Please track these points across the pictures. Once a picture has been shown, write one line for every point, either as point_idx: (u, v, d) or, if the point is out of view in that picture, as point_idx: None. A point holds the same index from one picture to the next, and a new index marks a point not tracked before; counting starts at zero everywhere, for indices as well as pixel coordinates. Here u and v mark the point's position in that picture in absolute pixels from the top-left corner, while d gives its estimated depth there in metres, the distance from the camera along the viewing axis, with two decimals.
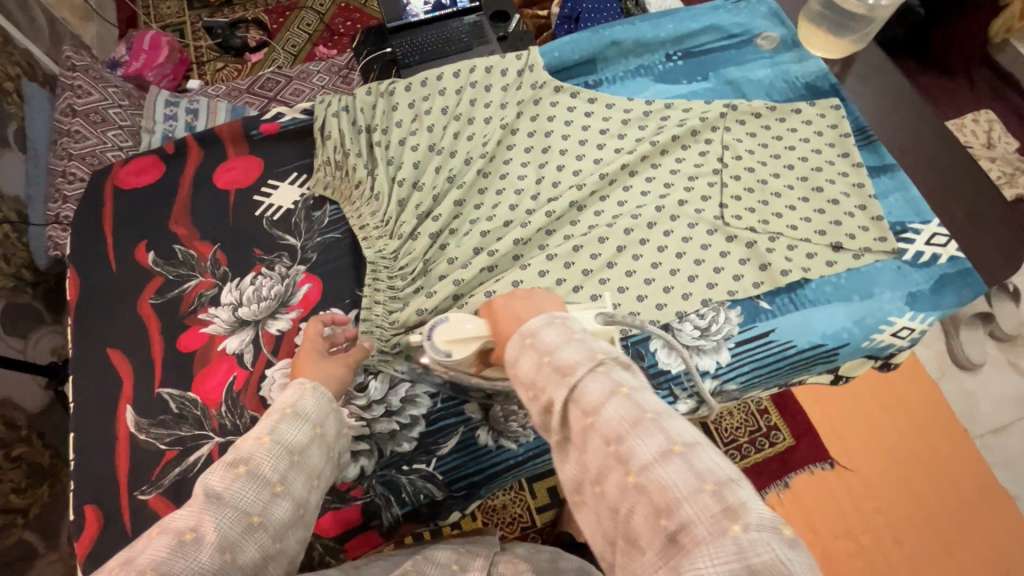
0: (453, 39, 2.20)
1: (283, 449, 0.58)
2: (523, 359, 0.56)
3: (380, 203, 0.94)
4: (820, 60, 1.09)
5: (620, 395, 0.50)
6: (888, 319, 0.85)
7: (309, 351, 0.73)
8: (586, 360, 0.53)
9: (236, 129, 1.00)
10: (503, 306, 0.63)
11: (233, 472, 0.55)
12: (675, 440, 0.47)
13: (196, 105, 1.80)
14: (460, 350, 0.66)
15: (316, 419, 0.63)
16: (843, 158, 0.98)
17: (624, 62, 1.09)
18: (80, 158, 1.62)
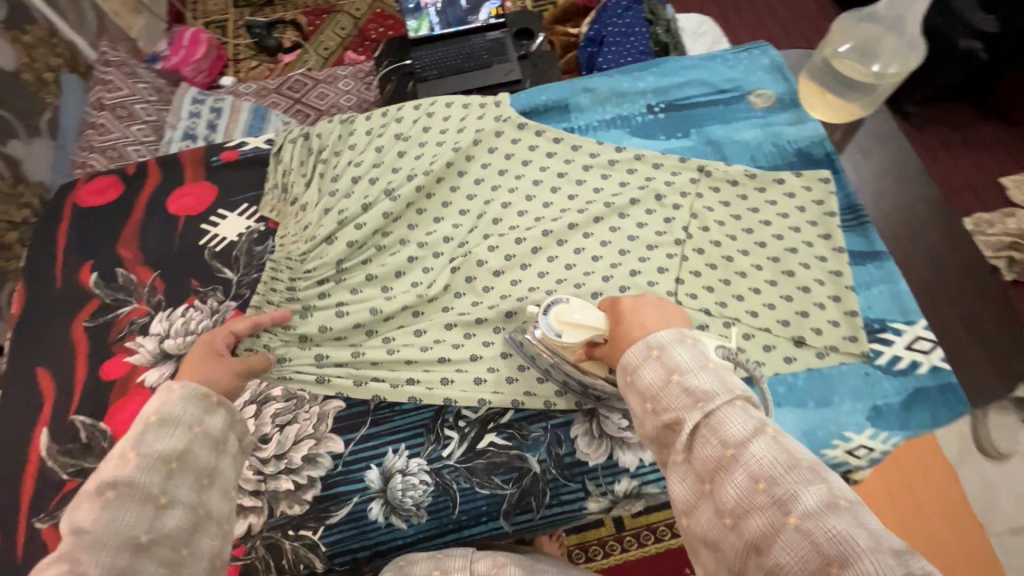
0: (474, 54, 2.17)
1: (156, 460, 0.54)
2: (646, 369, 0.54)
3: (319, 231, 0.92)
4: (818, 123, 0.98)
5: (768, 434, 0.47)
6: (843, 434, 0.76)
7: (199, 351, 0.72)
8: (726, 390, 0.50)
9: (198, 156, 1.01)
10: (630, 308, 0.63)
11: (104, 499, 0.50)
12: (839, 494, 0.43)
13: (221, 104, 1.82)
14: (571, 333, 0.68)
15: (194, 418, 0.59)
16: (823, 240, 0.88)
17: (600, 110, 1.03)
18: (101, 151, 1.62)
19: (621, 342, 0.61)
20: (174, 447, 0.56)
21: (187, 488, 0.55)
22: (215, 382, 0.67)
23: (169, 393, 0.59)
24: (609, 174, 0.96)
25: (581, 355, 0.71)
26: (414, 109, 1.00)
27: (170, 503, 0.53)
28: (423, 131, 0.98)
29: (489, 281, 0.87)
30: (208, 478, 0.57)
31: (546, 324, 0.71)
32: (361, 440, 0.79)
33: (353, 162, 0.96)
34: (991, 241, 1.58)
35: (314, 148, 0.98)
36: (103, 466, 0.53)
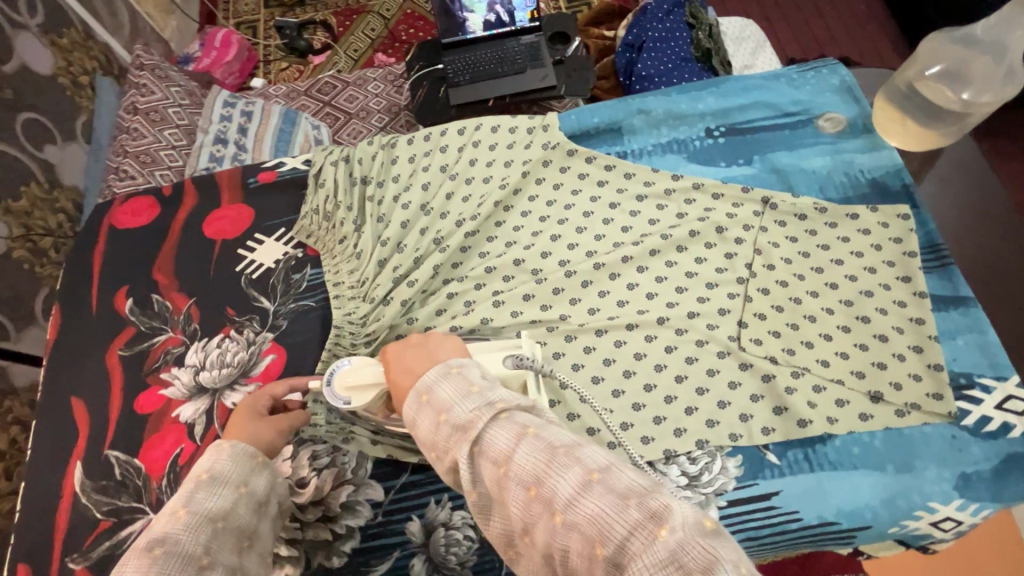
0: (507, 59, 2.11)
1: (205, 518, 0.55)
2: (418, 418, 0.51)
3: (360, 262, 0.88)
4: (894, 151, 0.90)
5: (529, 437, 0.45)
6: (927, 505, 0.69)
7: (249, 409, 0.70)
8: (487, 409, 0.47)
9: (235, 178, 0.98)
10: (396, 355, 0.59)
11: (149, 556, 0.50)
12: (593, 467, 0.42)
13: (251, 107, 1.80)
14: (358, 399, 0.65)
15: (240, 478, 0.61)
16: (902, 282, 0.81)
17: (654, 133, 0.96)
18: (136, 155, 1.59)
19: (397, 393, 0.57)
20: (221, 506, 0.57)
21: (228, 550, 0.55)
22: (259, 445, 0.66)
23: (219, 452, 0.61)
24: (665, 204, 0.90)
25: (386, 411, 0.69)
26: (459, 132, 0.96)
27: (211, 565, 0.52)
28: (470, 159, 0.94)
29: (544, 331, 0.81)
30: (248, 539, 0.58)
31: (333, 394, 0.67)
32: (402, 488, 0.75)
33: (396, 190, 0.92)
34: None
35: (356, 173, 0.94)
36: (156, 520, 0.54)
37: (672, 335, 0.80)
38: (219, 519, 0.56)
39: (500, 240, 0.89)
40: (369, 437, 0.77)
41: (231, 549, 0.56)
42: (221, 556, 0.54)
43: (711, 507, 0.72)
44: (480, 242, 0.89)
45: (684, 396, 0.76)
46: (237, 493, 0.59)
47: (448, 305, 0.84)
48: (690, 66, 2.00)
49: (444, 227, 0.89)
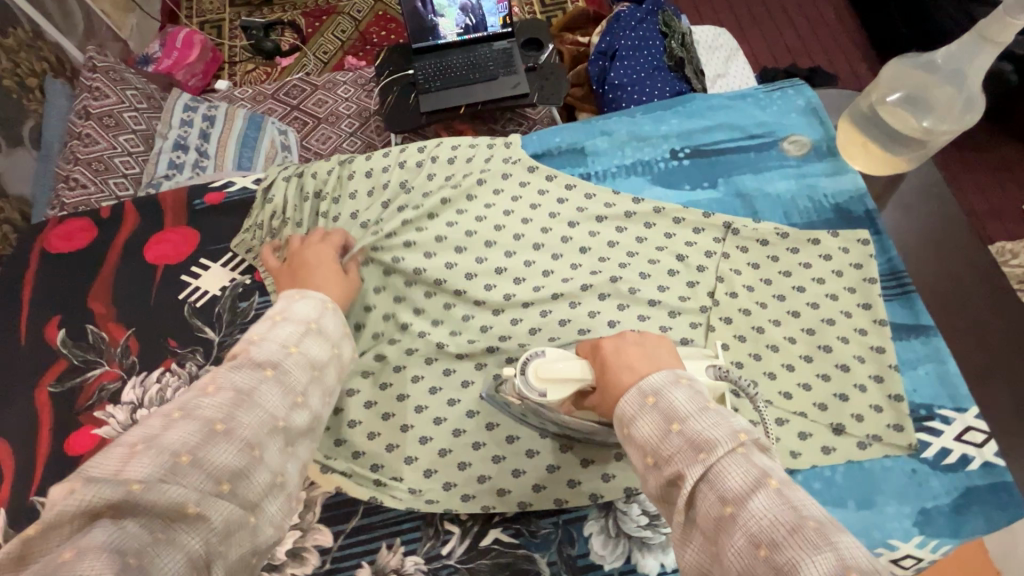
0: (480, 65, 2.08)
1: (307, 363, 0.57)
2: (641, 420, 0.51)
3: None
4: (857, 175, 0.90)
5: (771, 487, 0.43)
6: (888, 542, 0.68)
7: (323, 266, 0.76)
8: (728, 438, 0.46)
9: (180, 199, 0.93)
10: (612, 350, 0.57)
11: (260, 373, 0.53)
12: (848, 561, 0.39)
13: (215, 112, 1.74)
14: (555, 391, 0.63)
15: (337, 339, 0.62)
16: (862, 309, 0.80)
17: (618, 154, 0.94)
18: (87, 163, 1.50)
19: (610, 391, 0.56)
20: (320, 357, 0.59)
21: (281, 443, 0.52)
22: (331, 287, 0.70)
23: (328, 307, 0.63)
24: (626, 227, 0.88)
25: (570, 406, 0.66)
26: (420, 150, 0.94)
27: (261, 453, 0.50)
28: (430, 179, 0.91)
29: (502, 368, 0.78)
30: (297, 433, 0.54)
31: (527, 387, 0.64)
32: (352, 533, 0.71)
33: (353, 210, 0.89)
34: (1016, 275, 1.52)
35: (309, 189, 0.90)
36: (264, 340, 0.56)
37: None
38: (316, 367, 0.58)
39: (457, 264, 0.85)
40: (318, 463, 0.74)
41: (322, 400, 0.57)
42: (312, 399, 0.56)
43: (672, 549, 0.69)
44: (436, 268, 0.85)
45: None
46: (305, 329, 0.59)
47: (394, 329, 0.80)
48: (664, 75, 2.00)
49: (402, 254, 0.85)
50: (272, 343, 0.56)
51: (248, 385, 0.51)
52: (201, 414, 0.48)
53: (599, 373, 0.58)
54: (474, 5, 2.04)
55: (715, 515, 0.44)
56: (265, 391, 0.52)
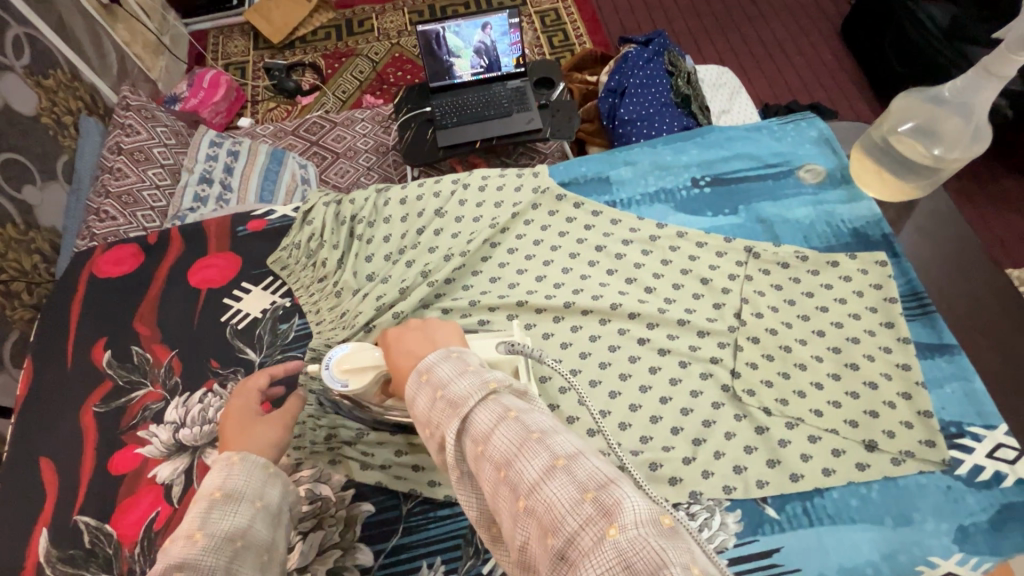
0: (494, 102, 2.17)
1: (222, 538, 0.55)
2: (418, 397, 0.53)
3: (342, 299, 0.86)
4: (872, 202, 0.94)
5: (508, 419, 0.47)
6: (928, 559, 0.68)
7: (241, 415, 0.69)
8: (478, 389, 0.50)
9: (224, 226, 0.97)
10: (394, 340, 0.62)
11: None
12: (559, 454, 0.44)
13: (239, 147, 1.80)
14: (355, 380, 0.67)
15: (254, 493, 0.60)
16: (885, 328, 0.82)
17: (643, 182, 0.98)
18: (116, 196, 1.56)
19: (398, 375, 0.60)
20: (238, 523, 0.57)
21: (250, 570, 0.55)
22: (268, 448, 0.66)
23: (229, 470, 0.60)
24: (650, 249, 0.91)
25: (382, 394, 0.71)
26: (453, 181, 0.98)
27: None
28: (461, 204, 0.95)
29: (555, 398, 0.81)
30: (268, 555, 0.58)
31: (330, 379, 0.68)
32: (393, 551, 0.72)
33: (387, 234, 0.93)
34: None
35: (347, 214, 0.94)
36: (170, 544, 0.54)
37: (666, 384, 0.81)
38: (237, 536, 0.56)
39: (475, 278, 0.90)
40: (359, 462, 0.76)
41: (253, 566, 0.56)
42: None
43: None
44: (457, 279, 0.89)
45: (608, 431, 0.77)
46: (212, 497, 0.58)
47: None
48: (671, 111, 2.07)
49: (435, 266, 0.89)
50: (178, 538, 0.54)
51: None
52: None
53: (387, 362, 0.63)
54: (489, 46, 2.14)
55: (468, 456, 0.48)
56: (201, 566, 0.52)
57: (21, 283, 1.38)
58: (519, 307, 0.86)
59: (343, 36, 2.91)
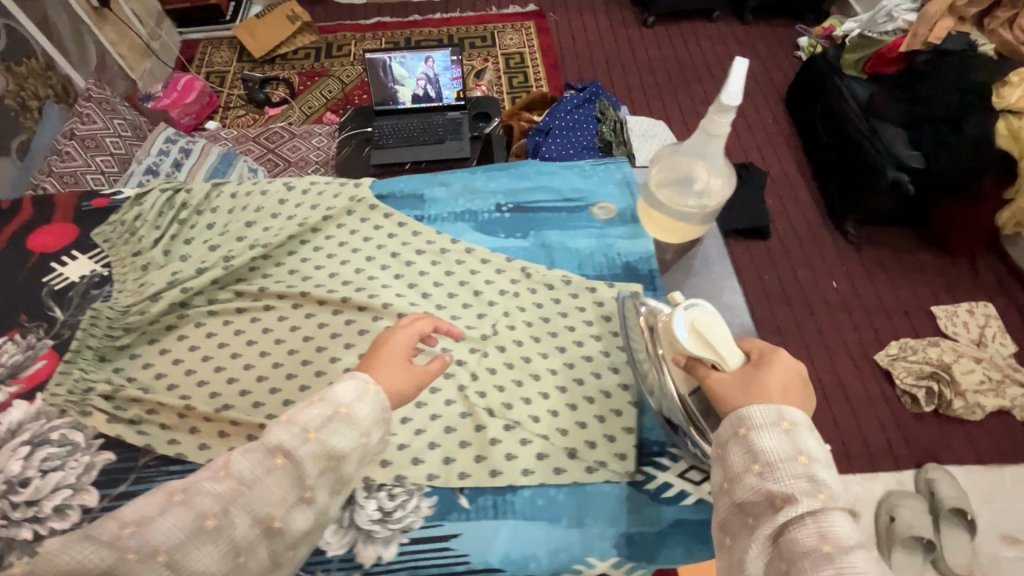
0: (430, 129, 2.32)
1: (322, 451, 0.56)
2: (774, 433, 0.57)
3: (147, 273, 0.96)
4: (649, 241, 1.03)
5: (867, 553, 0.49)
6: (585, 559, 0.74)
7: (397, 348, 0.68)
8: (842, 496, 0.53)
9: (73, 200, 1.08)
10: (777, 361, 0.64)
11: (270, 461, 0.55)
12: None
13: (191, 147, 2.03)
14: (694, 338, 0.70)
15: (366, 429, 0.60)
16: (620, 351, 0.90)
17: (453, 202, 1.09)
18: (59, 175, 1.72)
19: (751, 384, 0.62)
20: (342, 449, 0.57)
21: (324, 494, 0.58)
22: (391, 389, 0.64)
23: (363, 395, 0.60)
24: (438, 260, 1.01)
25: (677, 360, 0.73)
26: (283, 183, 1.09)
27: (308, 499, 0.56)
28: (281, 203, 1.06)
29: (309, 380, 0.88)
30: (341, 486, 0.59)
31: (678, 315, 0.73)
32: (117, 497, 0.78)
33: (209, 222, 1.03)
34: (913, 369, 1.85)
35: (178, 200, 1.05)
36: (288, 423, 0.57)
37: None
38: (332, 458, 0.57)
39: (275, 269, 0.99)
40: (107, 414, 0.84)
41: (326, 495, 0.58)
42: (320, 494, 0.57)
43: (392, 543, 0.75)
44: (258, 268, 0.99)
45: None
46: (333, 412, 0.58)
47: (212, 325, 0.93)
48: (591, 154, 2.20)
49: (238, 253, 0.99)
50: (294, 426, 0.57)
51: (253, 475, 0.54)
52: (235, 474, 0.54)
53: (751, 365, 0.65)
54: (432, 77, 2.30)
55: (803, 542, 0.50)
56: (268, 480, 0.54)
57: None
58: (303, 297, 0.96)
59: (321, 57, 3.13)
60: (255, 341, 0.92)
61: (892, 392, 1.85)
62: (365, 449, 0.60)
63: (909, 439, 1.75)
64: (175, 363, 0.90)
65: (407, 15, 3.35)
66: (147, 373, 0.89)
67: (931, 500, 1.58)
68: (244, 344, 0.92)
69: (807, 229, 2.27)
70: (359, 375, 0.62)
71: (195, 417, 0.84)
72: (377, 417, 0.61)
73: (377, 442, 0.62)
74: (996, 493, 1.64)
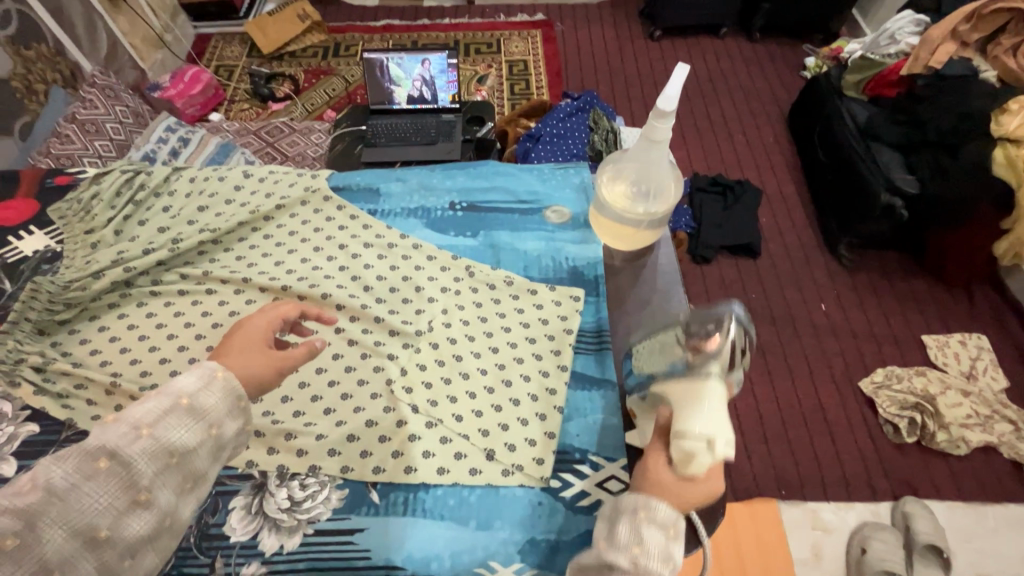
0: (422, 131, 2.34)
1: (159, 449, 0.58)
2: (656, 535, 0.58)
3: (96, 251, 0.98)
4: (599, 247, 1.02)
5: None
6: (488, 563, 0.72)
7: (251, 339, 0.72)
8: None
9: (38, 177, 1.10)
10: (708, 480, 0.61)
11: (92, 466, 0.55)
12: None
13: (190, 136, 2.16)
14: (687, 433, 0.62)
15: (215, 419, 0.63)
16: (552, 355, 0.89)
17: (408, 198, 1.09)
18: (56, 156, 1.80)
19: (671, 485, 0.62)
20: (186, 442, 0.60)
21: (169, 491, 0.59)
22: (247, 375, 0.68)
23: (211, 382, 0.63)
24: (385, 254, 1.01)
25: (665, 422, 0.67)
26: (242, 170, 1.10)
27: (146, 502, 0.57)
28: (237, 190, 1.07)
29: None
30: (192, 483, 0.61)
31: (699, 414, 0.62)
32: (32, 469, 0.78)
33: (165, 205, 1.05)
34: (897, 399, 1.76)
35: (137, 182, 1.07)
36: (117, 422, 0.57)
37: (340, 371, 0.88)
38: (175, 453, 0.59)
39: (222, 254, 1.00)
40: (36, 386, 0.85)
41: (173, 487, 0.59)
42: (160, 495, 0.58)
43: (297, 533, 0.75)
44: (206, 252, 1.00)
45: (268, 402, 0.85)
46: (173, 405, 0.60)
47: (152, 305, 0.94)
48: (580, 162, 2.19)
49: (187, 236, 1.00)
50: (124, 425, 0.57)
51: (67, 485, 0.53)
52: (49, 487, 0.53)
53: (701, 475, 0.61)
54: (428, 79, 2.33)
55: None
56: (93, 484, 0.55)
57: None
58: (245, 283, 0.96)
59: (328, 56, 3.18)
60: (191, 324, 0.92)
61: (874, 421, 1.75)
62: (214, 442, 0.63)
63: (887, 470, 1.65)
64: (111, 340, 0.91)
65: (416, 19, 3.40)
66: (83, 349, 0.90)
67: (906, 534, 1.50)
68: (180, 326, 0.92)
69: (800, 251, 2.19)
70: (207, 364, 0.64)
71: (122, 395, 0.84)
72: (231, 405, 0.64)
73: (231, 433, 0.65)
74: (975, 533, 1.54)
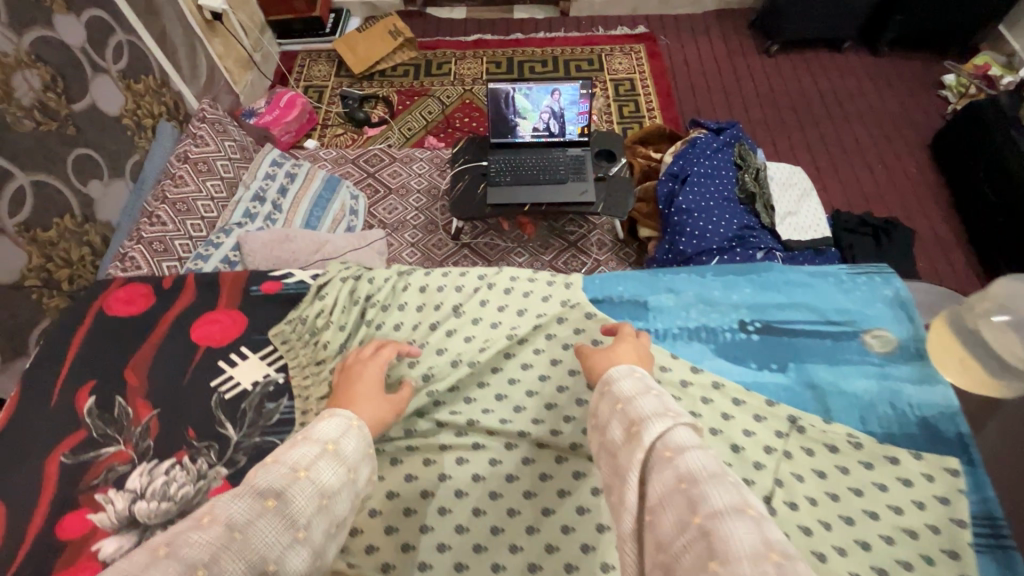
0: (549, 168, 1.80)
1: (316, 491, 0.52)
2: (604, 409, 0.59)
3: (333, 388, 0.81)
4: (949, 388, 0.80)
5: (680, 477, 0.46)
6: None
7: (366, 381, 0.68)
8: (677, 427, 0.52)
9: (239, 282, 0.94)
10: None
11: (260, 504, 0.48)
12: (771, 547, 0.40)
13: (297, 170, 1.65)
14: None
15: (354, 463, 0.56)
16: (946, 556, 0.68)
17: (684, 314, 0.90)
18: (173, 204, 1.34)
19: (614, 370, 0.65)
20: (333, 485, 0.53)
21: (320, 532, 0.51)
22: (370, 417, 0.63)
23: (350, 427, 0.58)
24: (679, 396, 0.80)
25: None
26: (480, 278, 0.93)
27: (304, 541, 0.49)
28: (482, 305, 0.89)
29: (537, 557, 0.68)
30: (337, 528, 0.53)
31: None
32: None
33: (398, 322, 0.88)
34: None
35: (363, 292, 0.91)
36: (274, 465, 0.52)
37: None
38: (325, 498, 0.52)
39: (478, 389, 0.83)
40: None
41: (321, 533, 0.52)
42: (314, 533, 0.51)
43: None
44: (458, 388, 0.83)
45: None
46: (322, 450, 0.55)
47: (409, 464, 0.77)
48: (733, 208, 1.76)
49: (441, 371, 0.83)
50: (282, 466, 0.51)
51: (245, 520, 0.46)
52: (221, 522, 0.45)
53: None
54: (558, 112, 1.77)
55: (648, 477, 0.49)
56: (261, 526, 0.47)
57: (67, 274, 1.16)
58: (519, 436, 0.78)
59: (421, 74, 2.63)
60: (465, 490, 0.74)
61: None
62: (354, 487, 0.56)
63: None
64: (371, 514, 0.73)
65: (510, 32, 2.77)
66: None
67: None
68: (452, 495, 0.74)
69: None
70: (340, 413, 0.60)
71: None
72: (364, 451, 0.58)
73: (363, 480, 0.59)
74: None
